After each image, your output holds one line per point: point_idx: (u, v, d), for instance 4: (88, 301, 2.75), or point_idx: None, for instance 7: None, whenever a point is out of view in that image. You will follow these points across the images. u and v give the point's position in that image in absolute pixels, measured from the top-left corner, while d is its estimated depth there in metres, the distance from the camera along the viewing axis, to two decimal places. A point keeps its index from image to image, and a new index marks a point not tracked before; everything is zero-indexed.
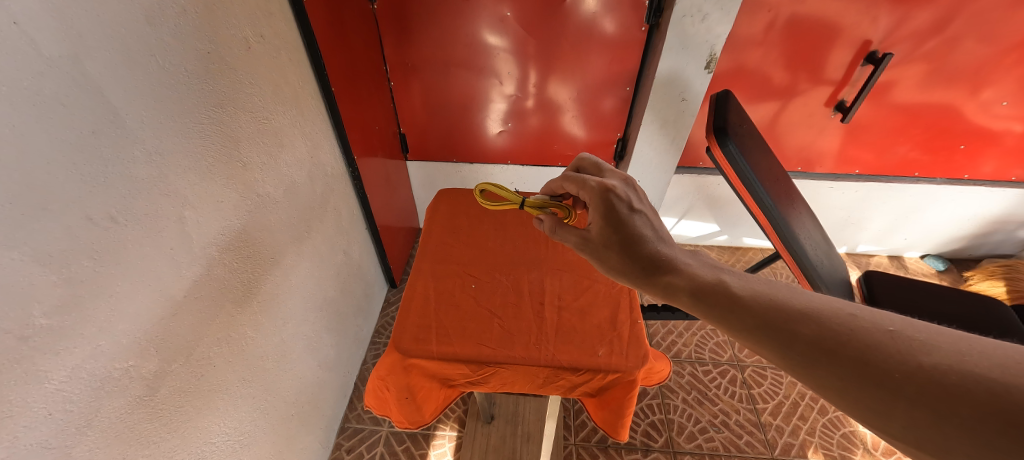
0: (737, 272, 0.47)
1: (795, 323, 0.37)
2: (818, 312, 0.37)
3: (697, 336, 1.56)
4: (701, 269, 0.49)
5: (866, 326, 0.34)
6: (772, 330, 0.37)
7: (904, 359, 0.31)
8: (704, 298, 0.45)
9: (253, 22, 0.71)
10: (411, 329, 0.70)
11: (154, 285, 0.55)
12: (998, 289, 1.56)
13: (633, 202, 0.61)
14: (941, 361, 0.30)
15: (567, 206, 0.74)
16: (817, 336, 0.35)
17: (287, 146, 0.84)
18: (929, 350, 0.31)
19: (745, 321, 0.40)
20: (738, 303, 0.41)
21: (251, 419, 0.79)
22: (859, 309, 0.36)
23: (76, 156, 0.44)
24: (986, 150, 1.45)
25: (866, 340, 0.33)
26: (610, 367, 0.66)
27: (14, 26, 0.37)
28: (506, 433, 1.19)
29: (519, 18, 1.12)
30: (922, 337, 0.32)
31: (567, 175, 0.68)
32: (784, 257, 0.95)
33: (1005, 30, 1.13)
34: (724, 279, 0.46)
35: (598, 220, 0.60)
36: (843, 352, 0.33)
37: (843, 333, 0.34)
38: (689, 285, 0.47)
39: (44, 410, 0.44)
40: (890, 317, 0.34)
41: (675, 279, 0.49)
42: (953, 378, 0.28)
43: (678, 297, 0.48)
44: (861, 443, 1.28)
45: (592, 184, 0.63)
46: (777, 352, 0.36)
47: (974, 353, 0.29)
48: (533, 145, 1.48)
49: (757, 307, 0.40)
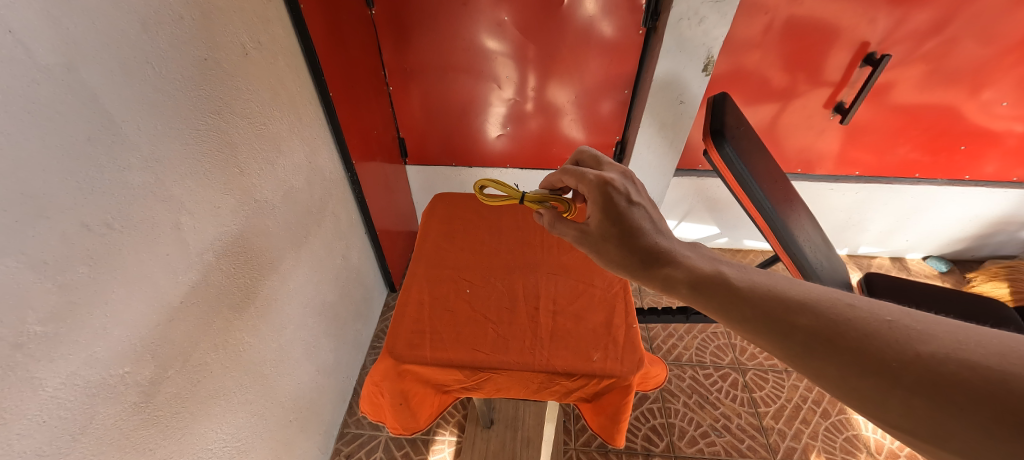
0: (736, 264, 0.47)
1: (793, 313, 0.36)
2: (815, 302, 0.37)
3: (698, 339, 1.55)
4: (699, 262, 0.49)
5: (863, 315, 0.34)
6: (771, 321, 0.37)
7: (901, 348, 0.30)
8: (703, 290, 0.44)
9: (250, 28, 0.71)
10: (405, 334, 0.70)
11: (151, 291, 0.55)
12: (1001, 290, 1.55)
13: (631, 195, 0.61)
14: (939, 350, 0.29)
15: (565, 200, 0.73)
16: (815, 326, 0.35)
17: (285, 151, 0.84)
18: (926, 340, 0.30)
19: (744, 312, 0.39)
20: (737, 295, 0.41)
21: (248, 424, 0.79)
22: (858, 299, 0.35)
23: (71, 163, 0.44)
24: (987, 151, 1.44)
25: (863, 329, 0.32)
26: (604, 372, 0.65)
27: (8, 35, 0.38)
28: (506, 438, 1.18)
29: (517, 22, 1.13)
30: (919, 326, 0.31)
31: (565, 169, 0.68)
32: (784, 259, 0.94)
33: (1005, 30, 1.12)
34: (722, 270, 0.45)
35: (596, 213, 0.60)
36: (840, 342, 0.33)
37: (841, 323, 0.34)
38: (688, 277, 0.47)
39: (38, 417, 0.44)
40: (888, 307, 0.34)
41: (674, 271, 0.49)
42: (950, 367, 0.28)
43: (677, 289, 0.47)
44: (864, 447, 1.27)
45: (591, 178, 0.63)
46: (775, 342, 0.36)
47: (971, 342, 0.29)
48: (532, 149, 1.48)
49: (755, 297, 0.40)
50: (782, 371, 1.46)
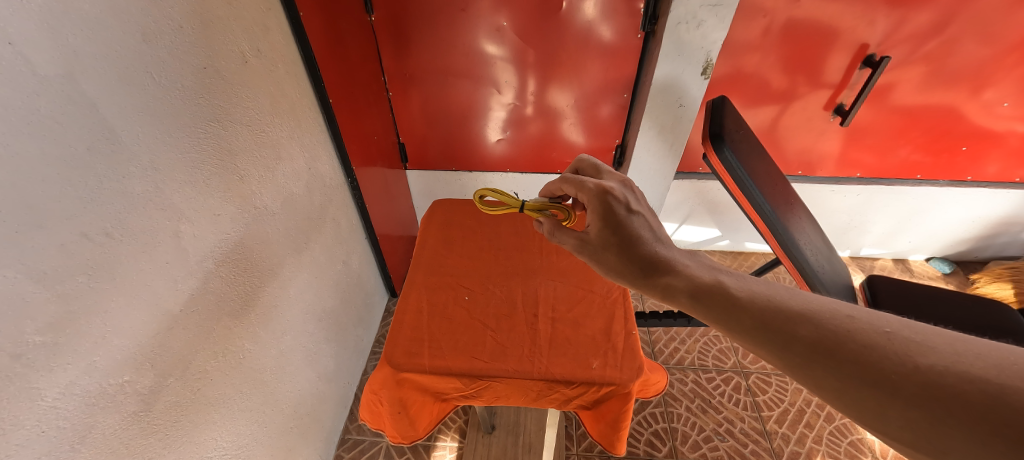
0: (736, 273, 0.47)
1: (793, 324, 0.36)
2: (815, 313, 0.36)
3: (700, 342, 1.54)
4: (699, 270, 0.48)
5: (863, 327, 0.33)
6: (771, 331, 0.37)
7: (900, 360, 0.30)
8: (703, 299, 0.44)
9: (249, 36, 0.71)
10: (403, 342, 0.69)
11: (150, 299, 0.55)
12: (1005, 292, 1.59)
13: (630, 204, 0.61)
14: (938, 363, 0.29)
15: (566, 207, 0.73)
16: (815, 337, 0.34)
17: (285, 159, 0.85)
18: (925, 352, 0.30)
19: (744, 321, 0.39)
20: (736, 305, 0.41)
21: (248, 431, 0.78)
22: (857, 310, 0.35)
23: (70, 174, 0.45)
24: (989, 151, 1.44)
25: (863, 341, 0.32)
26: (604, 380, 0.65)
27: (9, 47, 0.38)
28: (507, 444, 1.17)
29: (516, 27, 1.13)
30: (919, 338, 0.31)
31: (564, 178, 0.68)
32: (784, 262, 0.93)
33: (1005, 30, 1.12)
34: (722, 280, 0.45)
35: (595, 222, 0.60)
36: (839, 353, 0.32)
37: (840, 335, 0.33)
38: (688, 286, 0.46)
39: (37, 428, 0.44)
40: (887, 318, 0.33)
41: (673, 280, 0.49)
42: (948, 380, 0.28)
43: (677, 298, 0.47)
44: (869, 451, 1.26)
45: (588, 189, 0.63)
46: (775, 352, 0.36)
47: (970, 355, 0.29)
48: (532, 153, 1.49)
49: (756, 308, 0.39)
50: (785, 375, 1.45)
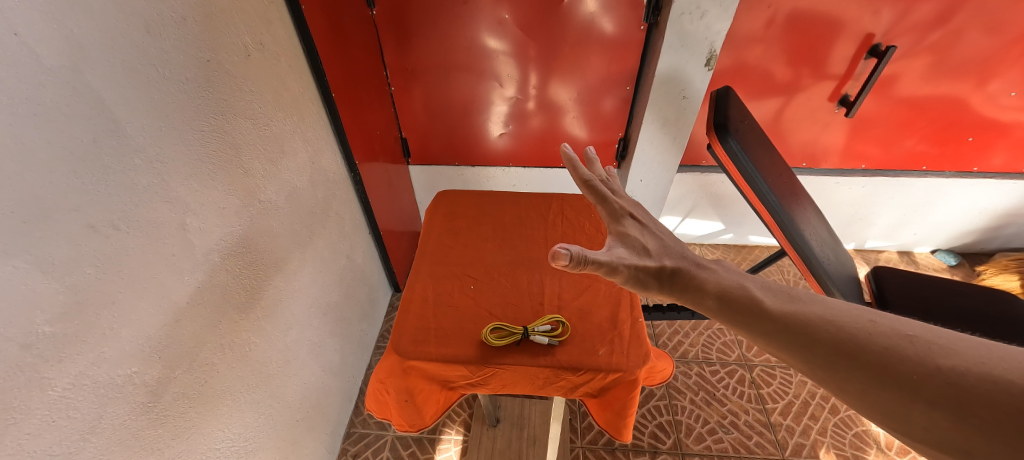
0: (760, 279, 0.47)
1: (813, 327, 0.37)
2: (836, 318, 0.37)
3: (704, 336, 1.54)
4: (724, 275, 0.48)
5: (883, 331, 0.33)
6: (793, 334, 0.37)
7: (921, 361, 0.30)
8: (729, 303, 0.44)
9: (252, 30, 0.71)
10: (410, 331, 0.70)
11: (158, 292, 0.56)
12: (1012, 284, 1.62)
13: (646, 220, 0.62)
14: (960, 364, 0.28)
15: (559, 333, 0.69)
16: (836, 339, 0.35)
17: (288, 152, 0.84)
18: (947, 353, 0.29)
19: (767, 326, 0.40)
20: (761, 308, 0.41)
21: (254, 424, 0.79)
22: (881, 316, 0.35)
23: (76, 165, 0.45)
24: (995, 142, 1.42)
25: (885, 344, 0.32)
26: (610, 366, 0.65)
27: (14, 37, 0.38)
28: (511, 437, 1.18)
29: (518, 20, 1.13)
30: (943, 341, 0.30)
31: (584, 184, 0.67)
32: (790, 253, 0.93)
33: (1011, 20, 1.11)
34: (746, 284, 0.46)
35: (618, 226, 0.60)
36: (861, 356, 0.33)
37: (861, 338, 0.34)
38: (716, 289, 0.46)
39: (47, 417, 0.44)
40: (912, 323, 0.33)
41: (704, 283, 0.48)
42: (971, 380, 0.27)
43: (706, 301, 0.47)
44: (874, 443, 1.26)
45: (610, 197, 0.63)
46: (799, 355, 0.36)
47: (994, 356, 0.28)
48: (534, 147, 1.48)
49: (778, 312, 0.40)
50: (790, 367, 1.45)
